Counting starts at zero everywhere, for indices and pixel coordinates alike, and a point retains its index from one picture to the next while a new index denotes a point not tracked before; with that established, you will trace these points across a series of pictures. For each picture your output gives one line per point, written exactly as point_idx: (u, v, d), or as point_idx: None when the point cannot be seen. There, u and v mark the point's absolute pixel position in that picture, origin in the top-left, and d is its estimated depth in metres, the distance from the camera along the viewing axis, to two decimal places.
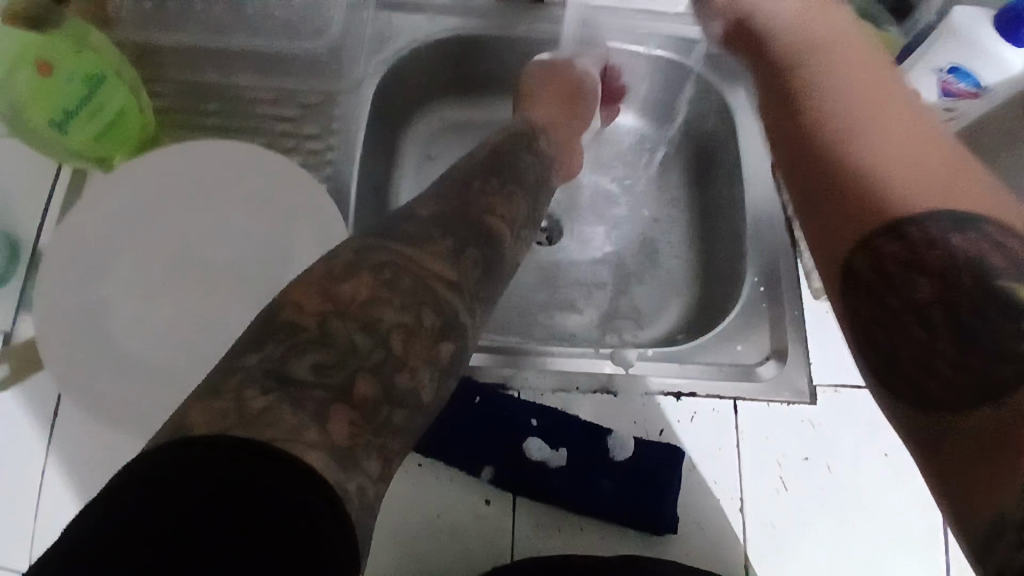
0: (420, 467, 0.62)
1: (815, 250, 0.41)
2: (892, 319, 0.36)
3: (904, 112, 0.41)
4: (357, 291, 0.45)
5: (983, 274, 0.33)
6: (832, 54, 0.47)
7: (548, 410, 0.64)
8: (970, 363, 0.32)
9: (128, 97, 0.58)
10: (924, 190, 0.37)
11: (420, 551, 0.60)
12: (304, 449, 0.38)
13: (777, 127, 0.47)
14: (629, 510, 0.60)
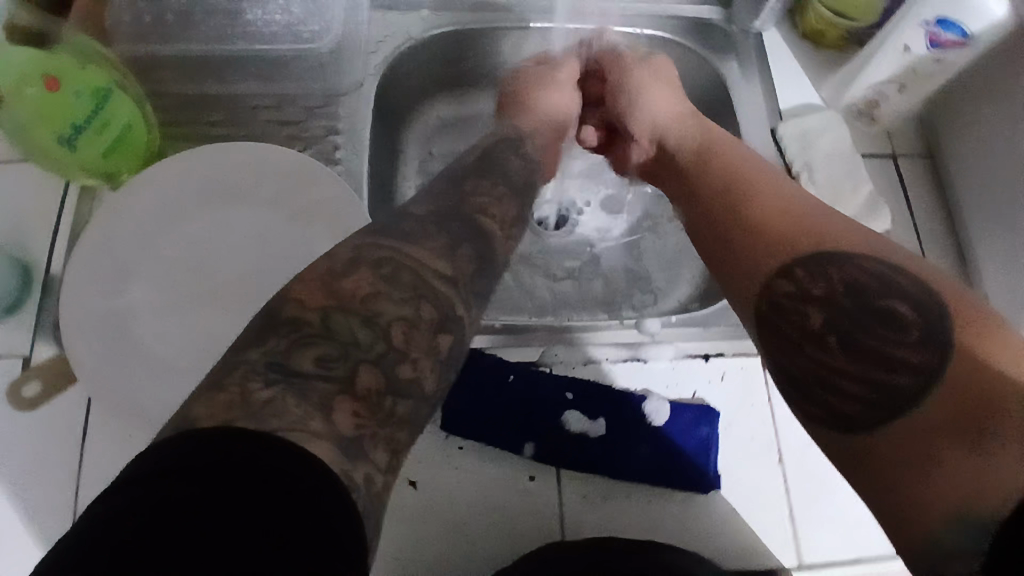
0: (450, 457, 0.58)
1: (745, 303, 0.49)
2: (799, 350, 0.44)
3: (773, 193, 0.54)
4: (359, 287, 0.42)
5: (856, 298, 0.43)
6: (718, 163, 0.61)
7: (585, 381, 0.61)
8: (879, 377, 0.40)
9: (134, 113, 0.62)
10: (791, 242, 0.48)
11: (468, 529, 0.57)
12: (309, 437, 0.35)
13: (698, 221, 0.58)
14: (673, 474, 0.58)
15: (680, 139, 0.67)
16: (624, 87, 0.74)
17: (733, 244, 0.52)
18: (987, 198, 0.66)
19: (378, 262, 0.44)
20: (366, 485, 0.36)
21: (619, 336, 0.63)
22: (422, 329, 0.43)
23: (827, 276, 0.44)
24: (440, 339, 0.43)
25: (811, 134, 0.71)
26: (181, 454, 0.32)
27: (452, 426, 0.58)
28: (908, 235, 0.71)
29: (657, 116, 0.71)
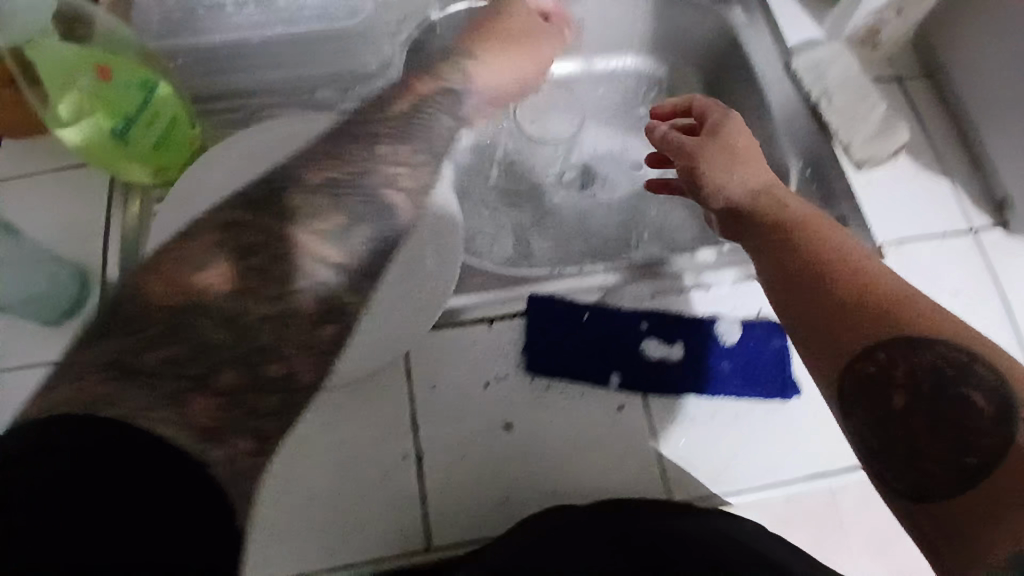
0: (539, 399, 0.59)
1: (826, 378, 0.44)
2: (883, 421, 0.42)
3: (864, 265, 0.46)
4: (216, 285, 0.39)
5: (946, 382, 0.40)
6: (802, 238, 0.49)
7: (657, 311, 0.63)
8: (952, 459, 0.39)
9: (180, 108, 0.61)
10: (881, 318, 0.43)
11: (569, 466, 0.58)
12: (142, 427, 0.36)
13: (770, 284, 0.49)
14: (754, 385, 0.60)
15: (756, 212, 0.54)
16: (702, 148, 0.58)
17: (813, 310, 0.45)
18: (993, 108, 0.71)
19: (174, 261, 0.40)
20: (225, 465, 0.37)
21: (679, 269, 0.64)
22: (251, 353, 0.38)
23: (914, 359, 0.41)
24: (295, 367, 0.39)
25: (822, 66, 0.74)
26: (57, 427, 0.35)
27: (536, 368, 0.60)
28: (922, 150, 0.75)
29: (735, 185, 0.56)
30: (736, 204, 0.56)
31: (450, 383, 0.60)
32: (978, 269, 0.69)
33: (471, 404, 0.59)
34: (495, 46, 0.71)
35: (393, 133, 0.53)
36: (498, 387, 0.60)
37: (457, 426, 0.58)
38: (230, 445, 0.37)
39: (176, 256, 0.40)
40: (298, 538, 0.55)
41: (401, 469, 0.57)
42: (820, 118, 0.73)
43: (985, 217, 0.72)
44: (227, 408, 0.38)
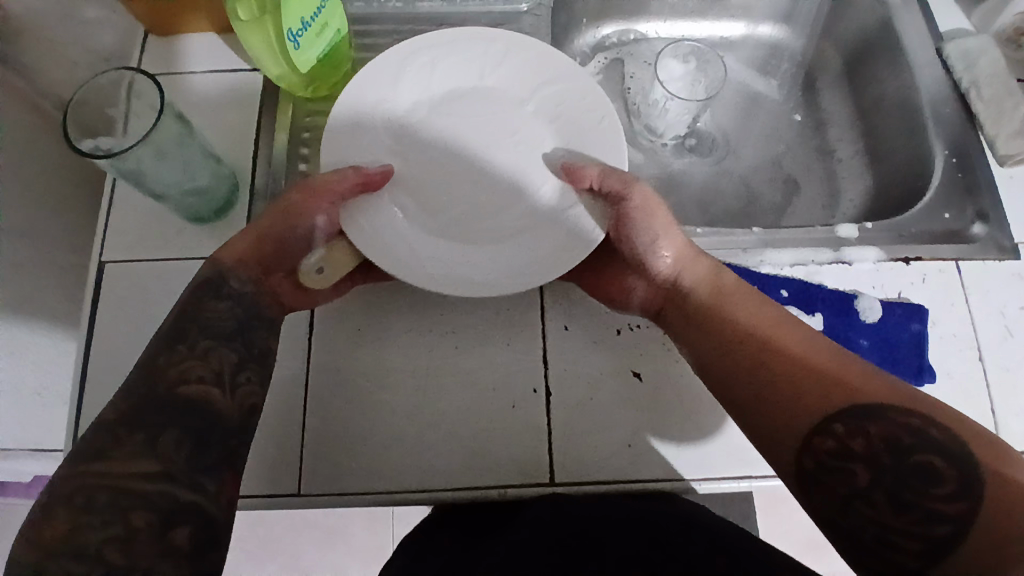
0: (669, 350, 0.59)
1: (784, 460, 0.49)
2: (848, 504, 0.46)
3: (796, 340, 0.52)
4: (58, 528, 0.41)
5: (901, 452, 0.45)
6: (741, 306, 0.55)
7: (796, 280, 0.63)
8: (918, 527, 0.43)
9: (344, 25, 0.63)
10: (836, 395, 0.48)
11: (698, 423, 0.57)
12: (134, 509, 0.42)
13: (719, 361, 0.53)
14: (890, 367, 0.60)
15: (696, 277, 0.57)
16: (642, 214, 0.55)
17: (768, 399, 0.50)
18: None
19: (69, 496, 0.42)
20: (227, 506, 0.46)
21: (817, 244, 0.64)
22: (141, 535, 0.42)
23: (867, 432, 0.46)
24: (174, 534, 0.43)
25: (973, 53, 0.71)
26: (75, 518, 0.41)
27: None
28: None
29: (668, 248, 0.57)
30: (675, 268, 0.57)
31: (584, 320, 0.60)
32: None
33: (604, 346, 0.59)
34: (247, 243, 0.55)
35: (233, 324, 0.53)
36: (631, 335, 0.60)
37: (588, 364, 0.59)
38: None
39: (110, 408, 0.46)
40: (424, 455, 0.56)
41: (529, 402, 0.58)
42: (969, 107, 0.71)
43: None
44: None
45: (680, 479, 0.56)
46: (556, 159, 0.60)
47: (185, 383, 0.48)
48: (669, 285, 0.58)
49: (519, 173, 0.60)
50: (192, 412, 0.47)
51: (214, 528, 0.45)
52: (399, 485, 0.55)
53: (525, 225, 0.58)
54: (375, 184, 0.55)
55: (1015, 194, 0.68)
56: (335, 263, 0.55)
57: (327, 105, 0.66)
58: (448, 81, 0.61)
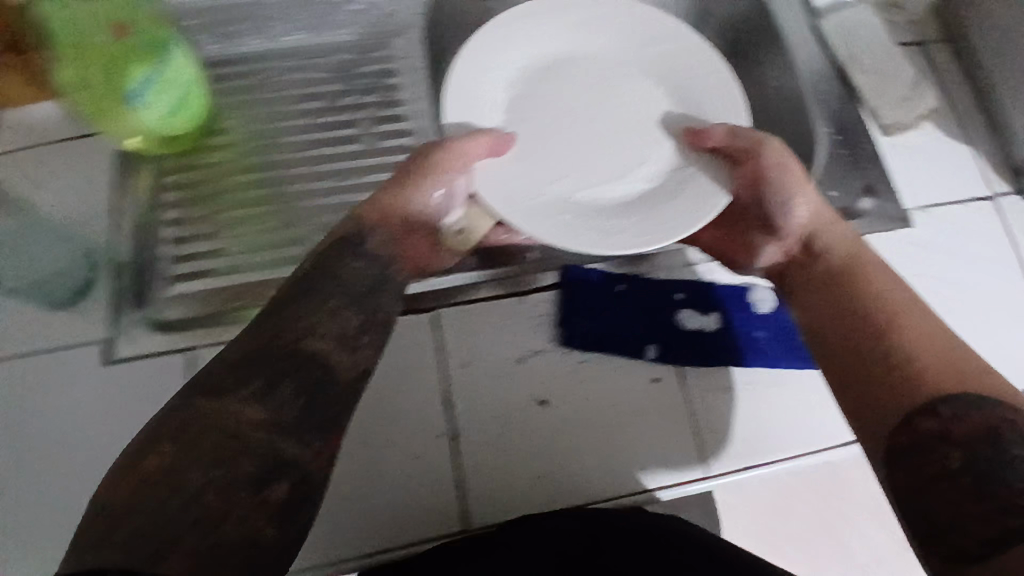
0: (574, 370, 0.59)
1: (875, 435, 0.47)
2: (929, 484, 0.42)
3: (926, 324, 0.50)
4: (159, 458, 0.38)
5: (999, 440, 0.41)
6: (876, 285, 0.53)
7: (691, 281, 0.61)
8: (996, 518, 0.38)
9: (196, 76, 0.62)
10: (946, 379, 0.45)
11: (610, 439, 0.57)
12: (236, 457, 0.39)
13: (835, 333, 0.52)
14: (789, 354, 0.60)
15: (828, 245, 0.56)
16: (773, 169, 0.57)
17: (876, 374, 0.49)
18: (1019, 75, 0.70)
19: (178, 429, 0.39)
20: (319, 472, 0.42)
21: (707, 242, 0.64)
22: (241, 482, 0.39)
23: (972, 418, 0.42)
24: (270, 490, 0.40)
25: (851, 28, 0.74)
26: (177, 449, 0.38)
27: (571, 340, 0.59)
28: (948, 116, 0.74)
29: (801, 210, 0.58)
30: (809, 234, 0.57)
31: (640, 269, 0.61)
32: (996, 235, 0.69)
33: (507, 378, 0.58)
34: (403, 202, 0.56)
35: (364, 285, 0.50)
36: (533, 362, 0.59)
37: (492, 398, 0.57)
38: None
39: (229, 350, 0.44)
40: (332, 522, 0.53)
41: (436, 449, 0.56)
42: (849, 80, 0.72)
43: (1004, 182, 0.72)
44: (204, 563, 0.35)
45: (599, 501, 0.56)
46: (670, 130, 0.62)
47: (301, 331, 0.46)
48: (804, 253, 0.58)
49: (638, 130, 0.62)
50: (306, 359, 0.45)
51: (305, 500, 0.41)
52: (307, 560, 0.52)
53: (661, 177, 0.59)
54: (501, 150, 0.58)
55: (901, 162, 0.70)
56: (475, 224, 0.59)
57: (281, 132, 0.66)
58: (558, 43, 0.64)
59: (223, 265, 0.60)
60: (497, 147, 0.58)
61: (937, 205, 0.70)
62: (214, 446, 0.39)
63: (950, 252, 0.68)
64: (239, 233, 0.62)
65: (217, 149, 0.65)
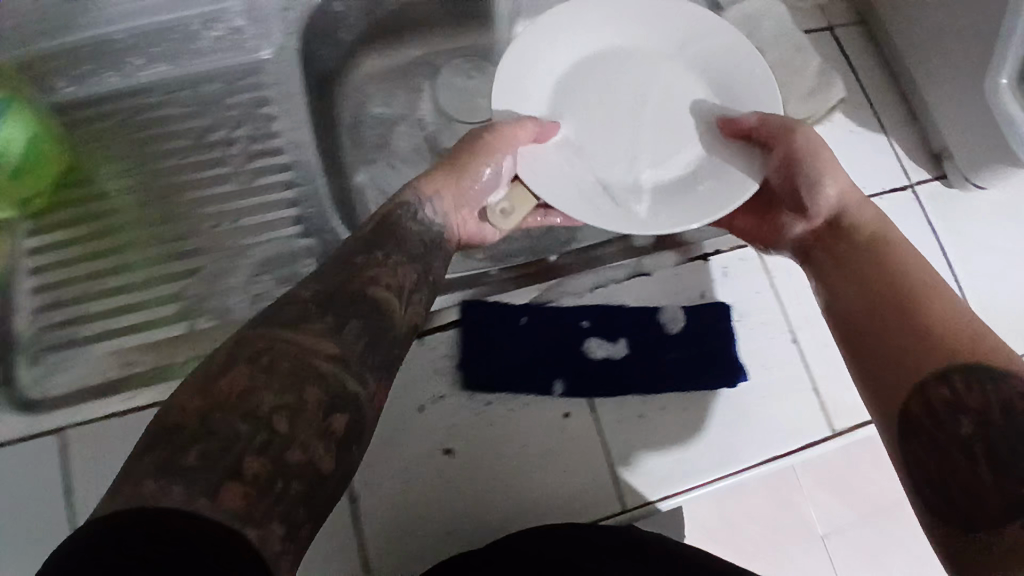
0: (479, 415, 0.56)
1: (886, 403, 0.46)
2: (940, 452, 0.42)
3: (950, 297, 0.47)
4: (234, 382, 0.37)
5: (1013, 415, 0.39)
6: (900, 258, 0.51)
7: (597, 306, 0.59)
8: (1011, 487, 0.38)
9: (44, 130, 0.59)
10: (963, 350, 0.43)
11: (522, 482, 0.55)
12: (301, 389, 0.38)
13: (856, 301, 0.51)
14: (703, 373, 0.58)
15: (856, 221, 0.55)
16: (801, 151, 0.55)
17: (893, 341, 0.47)
18: (930, 59, 0.67)
19: (253, 355, 0.39)
20: (361, 415, 0.41)
21: (614, 261, 0.61)
22: (308, 409, 0.38)
23: (986, 391, 0.41)
24: (331, 420, 0.38)
25: (754, 20, 0.71)
26: (266, 379, 0.38)
27: (473, 384, 0.56)
28: (863, 105, 0.71)
29: (831, 188, 0.56)
30: (830, 213, 0.56)
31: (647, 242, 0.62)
32: (915, 227, 0.68)
33: (409, 429, 0.55)
34: (459, 185, 0.57)
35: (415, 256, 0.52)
36: (435, 409, 0.55)
37: (395, 452, 0.54)
38: (264, 526, 0.33)
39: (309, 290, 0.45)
40: None
41: (336, 513, 0.53)
42: None
43: (923, 169, 0.70)
44: (258, 494, 0.34)
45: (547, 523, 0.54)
46: (700, 117, 0.60)
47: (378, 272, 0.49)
48: (831, 228, 0.56)
49: (680, 116, 0.60)
50: (376, 305, 0.46)
51: (358, 440, 0.40)
52: None
53: (693, 165, 0.58)
54: (545, 138, 0.59)
55: None
56: (518, 205, 0.59)
57: (155, 179, 0.61)
58: (608, 32, 0.63)
59: (93, 331, 0.56)
60: (544, 133, 0.59)
61: None
62: (307, 377, 0.39)
63: None
64: (109, 294, 0.58)
65: (76, 202, 0.61)
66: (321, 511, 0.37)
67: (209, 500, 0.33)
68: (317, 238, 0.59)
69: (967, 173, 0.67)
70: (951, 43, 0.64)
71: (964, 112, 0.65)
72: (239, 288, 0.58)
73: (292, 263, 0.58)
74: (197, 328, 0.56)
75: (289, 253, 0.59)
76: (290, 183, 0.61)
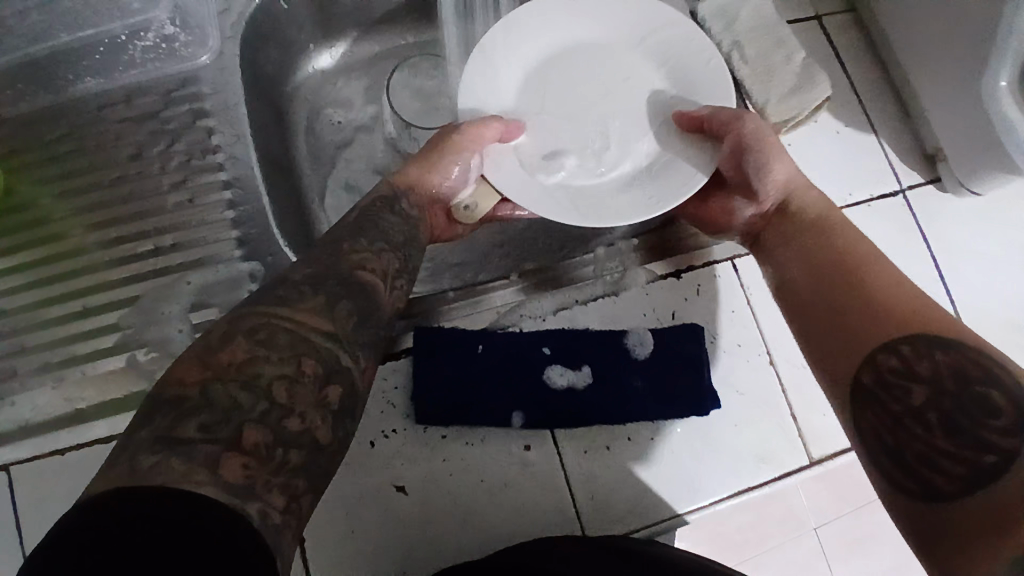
0: (435, 450, 0.53)
1: (837, 379, 0.45)
2: (893, 423, 0.40)
3: (890, 270, 0.47)
4: (235, 354, 0.37)
5: (964, 382, 0.39)
6: (845, 236, 0.51)
7: (559, 332, 0.56)
8: (966, 455, 0.37)
9: None
10: (908, 319, 0.43)
11: (480, 520, 0.52)
12: (283, 369, 0.37)
13: (807, 277, 0.50)
14: (672, 401, 0.55)
15: (803, 205, 0.54)
16: (755, 141, 0.52)
17: (843, 314, 0.46)
18: (921, 54, 0.62)
19: (251, 329, 0.38)
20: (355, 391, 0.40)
21: (579, 280, 0.58)
22: (306, 380, 0.38)
23: (935, 357, 0.40)
24: (328, 391, 0.38)
25: (732, 9, 0.65)
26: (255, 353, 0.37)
27: (428, 418, 0.53)
28: (852, 102, 0.66)
29: (780, 172, 0.54)
30: (777, 198, 0.55)
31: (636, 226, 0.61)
32: (906, 235, 0.63)
33: (359, 467, 0.52)
34: (433, 188, 0.55)
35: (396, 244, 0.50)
36: (387, 444, 0.53)
37: (343, 492, 0.51)
38: (264, 498, 0.33)
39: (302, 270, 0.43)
40: None
41: None
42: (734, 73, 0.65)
43: (916, 172, 0.65)
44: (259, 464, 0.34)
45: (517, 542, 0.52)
46: (660, 113, 0.55)
47: (362, 257, 0.46)
48: (778, 212, 0.55)
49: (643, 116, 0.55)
50: (366, 288, 0.44)
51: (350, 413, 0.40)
52: None
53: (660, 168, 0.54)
54: (511, 137, 0.54)
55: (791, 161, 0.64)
56: (483, 202, 0.56)
57: (94, 197, 0.57)
58: (570, 27, 0.57)
59: (26, 367, 0.53)
60: (511, 132, 0.54)
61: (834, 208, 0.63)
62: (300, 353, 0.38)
63: None
64: (40, 328, 0.54)
65: (4, 232, 0.57)
66: (321, 479, 0.37)
67: (212, 474, 0.32)
68: (259, 261, 0.56)
69: (964, 179, 0.62)
70: (941, 37, 0.59)
71: (955, 111, 0.60)
72: (177, 317, 0.54)
73: (233, 289, 0.55)
74: (136, 362, 0.53)
75: (229, 278, 0.56)
76: (231, 203, 0.57)
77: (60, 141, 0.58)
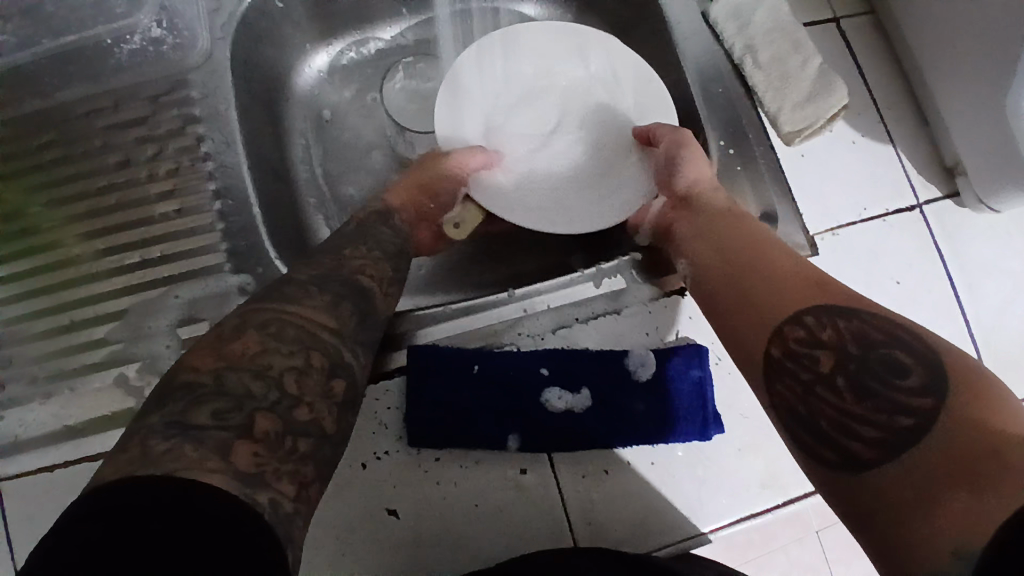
0: (428, 473, 0.52)
1: (751, 352, 0.44)
2: (807, 394, 0.39)
3: (789, 251, 0.48)
4: (246, 346, 0.36)
5: (868, 346, 0.38)
6: (752, 221, 0.52)
7: (557, 353, 0.54)
8: (882, 418, 0.35)
9: None
10: (808, 291, 0.43)
11: (474, 547, 0.51)
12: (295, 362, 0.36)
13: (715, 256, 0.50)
14: (671, 425, 0.53)
15: (712, 194, 0.55)
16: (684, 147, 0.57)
17: (751, 285, 0.46)
18: (945, 61, 0.59)
19: (263, 322, 0.38)
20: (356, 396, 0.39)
21: (578, 298, 0.56)
22: (316, 371, 0.37)
23: (837, 324, 0.40)
24: (332, 385, 0.37)
25: (745, 11, 0.62)
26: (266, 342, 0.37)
27: (421, 439, 0.51)
28: (870, 109, 0.63)
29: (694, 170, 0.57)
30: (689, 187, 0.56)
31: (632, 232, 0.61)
32: (923, 250, 0.61)
33: (351, 488, 0.51)
34: (423, 207, 0.58)
35: (392, 254, 0.50)
36: (380, 465, 0.51)
37: (334, 514, 0.50)
38: (274, 485, 0.32)
39: (300, 273, 0.43)
40: None
41: None
42: (745, 79, 0.62)
43: (934, 186, 0.62)
44: (271, 448, 0.33)
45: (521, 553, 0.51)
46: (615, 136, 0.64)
47: (360, 262, 0.46)
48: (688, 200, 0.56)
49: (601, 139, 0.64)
50: (366, 293, 0.44)
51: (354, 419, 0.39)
52: None
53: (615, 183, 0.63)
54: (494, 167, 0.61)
55: (803, 174, 0.61)
56: (468, 220, 0.61)
57: (79, 207, 0.55)
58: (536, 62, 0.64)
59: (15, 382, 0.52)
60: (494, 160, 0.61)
61: (850, 222, 0.60)
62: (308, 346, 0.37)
63: (873, 280, 0.59)
64: (27, 342, 0.53)
65: None
66: (328, 472, 0.36)
67: (224, 461, 0.31)
68: (250, 274, 0.55)
69: (983, 195, 0.59)
70: (963, 45, 0.56)
71: (978, 123, 0.57)
72: (166, 333, 0.53)
73: (223, 304, 0.54)
74: (128, 377, 0.52)
75: (219, 293, 0.54)
76: (221, 213, 0.56)
77: (46, 148, 0.56)
